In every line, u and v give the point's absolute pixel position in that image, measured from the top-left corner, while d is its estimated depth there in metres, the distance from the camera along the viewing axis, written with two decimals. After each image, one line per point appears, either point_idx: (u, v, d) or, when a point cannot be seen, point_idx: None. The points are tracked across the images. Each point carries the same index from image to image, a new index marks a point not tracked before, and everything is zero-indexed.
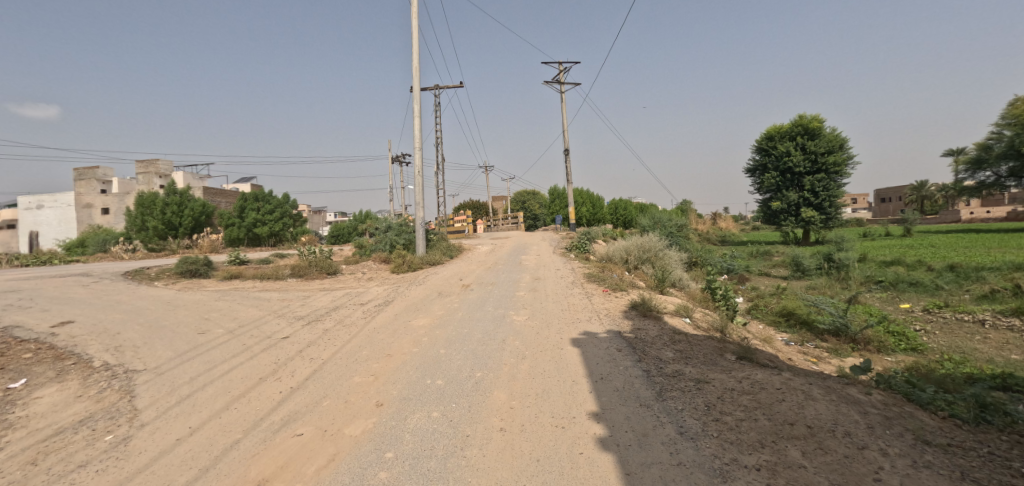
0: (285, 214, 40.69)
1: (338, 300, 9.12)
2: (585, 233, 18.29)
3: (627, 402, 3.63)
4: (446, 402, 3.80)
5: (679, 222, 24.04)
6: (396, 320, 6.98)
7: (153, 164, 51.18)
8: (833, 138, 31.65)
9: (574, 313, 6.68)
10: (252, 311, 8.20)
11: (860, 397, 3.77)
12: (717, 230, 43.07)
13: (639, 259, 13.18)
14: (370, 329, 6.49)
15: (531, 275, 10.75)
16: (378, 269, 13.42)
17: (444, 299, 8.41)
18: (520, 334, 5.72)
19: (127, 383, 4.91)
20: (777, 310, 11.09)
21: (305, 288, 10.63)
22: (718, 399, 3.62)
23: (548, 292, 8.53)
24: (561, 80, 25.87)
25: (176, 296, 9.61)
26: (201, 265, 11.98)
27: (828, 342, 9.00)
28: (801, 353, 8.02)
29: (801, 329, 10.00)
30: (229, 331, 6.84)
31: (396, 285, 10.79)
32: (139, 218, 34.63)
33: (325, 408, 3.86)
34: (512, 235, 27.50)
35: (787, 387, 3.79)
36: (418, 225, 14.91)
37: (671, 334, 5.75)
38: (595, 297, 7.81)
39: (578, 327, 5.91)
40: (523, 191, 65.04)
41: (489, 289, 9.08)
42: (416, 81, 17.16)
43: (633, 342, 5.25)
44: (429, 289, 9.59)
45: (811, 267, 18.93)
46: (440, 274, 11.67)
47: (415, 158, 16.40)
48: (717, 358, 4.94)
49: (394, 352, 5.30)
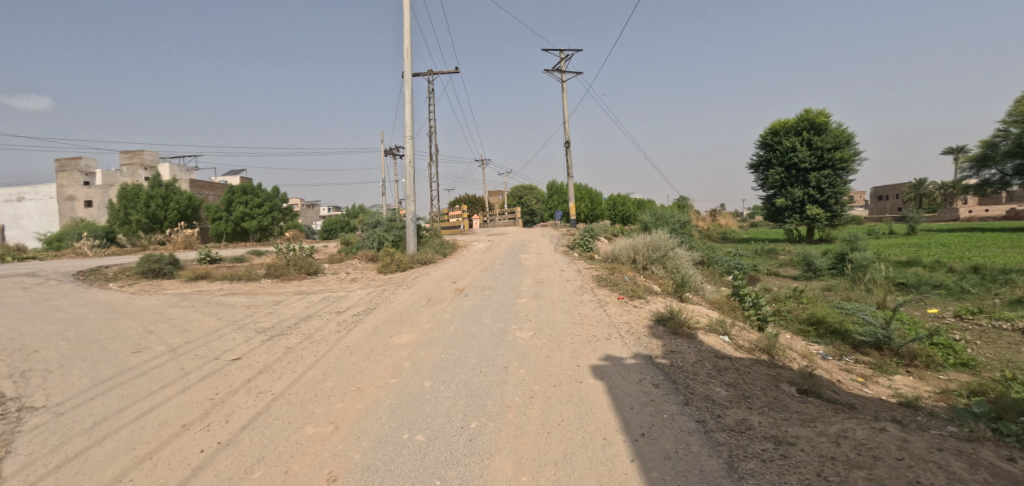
0: (274, 208, 39.20)
1: (312, 307, 7.90)
2: (585, 229, 17.09)
3: (688, 480, 2.51)
4: (425, 477, 2.65)
5: (682, 218, 22.91)
6: (374, 336, 5.81)
7: (137, 154, 49.45)
8: (840, 133, 30.64)
9: (589, 329, 5.53)
10: (209, 321, 6.99)
11: (1014, 472, 2.66)
12: (717, 227, 42.12)
13: (648, 258, 12.07)
14: (343, 349, 5.34)
15: (533, 277, 9.58)
16: (364, 269, 12.19)
17: (435, 307, 7.24)
18: (527, 359, 4.57)
19: (10, 429, 3.73)
20: (804, 317, 9.99)
21: (279, 291, 9.42)
22: (822, 479, 2.49)
23: (554, 300, 7.36)
24: (561, 69, 24.65)
25: (127, 301, 8.37)
26: (165, 264, 10.78)
27: (869, 356, 7.95)
28: (844, 372, 6.97)
29: (834, 340, 8.92)
30: (170, 351, 5.62)
31: (381, 288, 9.61)
32: (121, 210, 33.10)
33: (253, 483, 2.70)
34: (510, 231, 26.25)
35: (912, 457, 2.67)
36: (409, 221, 13.66)
37: (714, 359, 4.60)
38: (609, 307, 6.67)
39: (597, 350, 4.76)
40: (518, 186, 63.68)
41: (486, 295, 7.97)
42: (408, 67, 16.06)
43: (671, 373, 4.10)
44: (418, 295, 8.39)
45: (823, 267, 18.04)
46: (431, 275, 10.55)
47: (406, 148, 15.21)
48: (782, 397, 3.82)
49: (366, 385, 4.14)
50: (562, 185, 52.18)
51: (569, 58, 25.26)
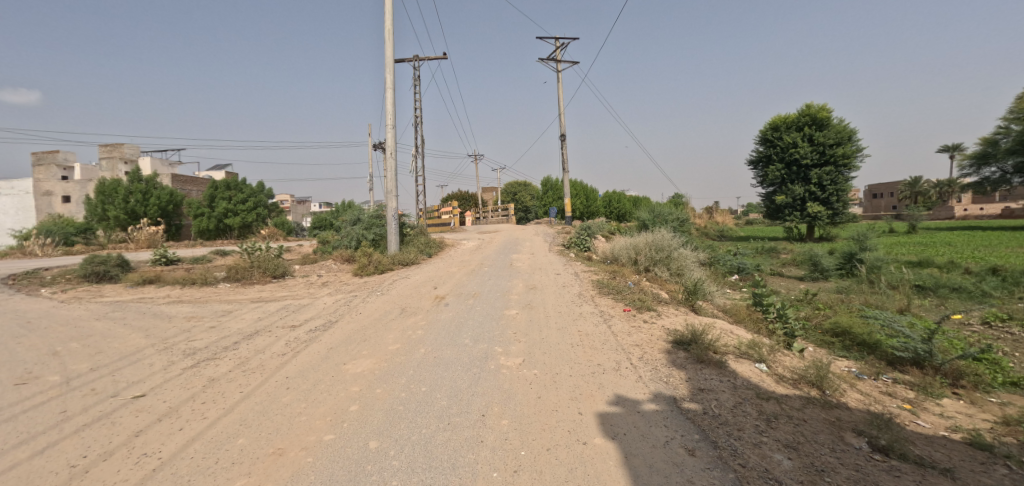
0: (258, 204, 37.89)
1: (264, 319, 6.71)
2: (582, 226, 15.97)
3: None
4: None
5: (682, 216, 21.90)
6: (324, 361, 4.65)
7: (116, 148, 47.49)
8: (842, 129, 29.74)
9: (591, 355, 4.41)
10: (133, 339, 5.81)
11: None
12: (715, 225, 41.16)
13: (651, 259, 11.00)
14: (279, 380, 4.20)
15: (523, 283, 8.45)
16: (338, 272, 10.99)
17: (406, 321, 6.09)
18: (512, 403, 3.45)
19: None
20: (825, 326, 8.99)
21: (233, 299, 8.21)
22: None
23: (548, 312, 6.23)
24: (556, 58, 23.40)
25: (49, 311, 7.14)
26: (111, 267, 9.58)
27: (908, 375, 6.95)
28: (888, 397, 5.94)
29: (862, 354, 7.92)
30: (61, 383, 4.44)
31: (352, 294, 8.44)
32: (99, 206, 31.47)
33: None
34: (501, 229, 25.06)
35: None
36: (390, 218, 12.46)
37: (757, 401, 3.51)
38: (614, 322, 5.58)
39: (604, 388, 3.66)
40: (512, 182, 62.42)
41: (469, 304, 6.86)
42: (390, 49, 14.83)
43: (708, 429, 3.00)
44: (390, 304, 7.22)
45: (832, 268, 17.15)
46: (411, 279, 9.41)
47: (388, 138, 14.00)
48: (867, 468, 2.73)
49: (288, 445, 3.00)
50: (557, 182, 50.91)
51: (565, 46, 23.98)
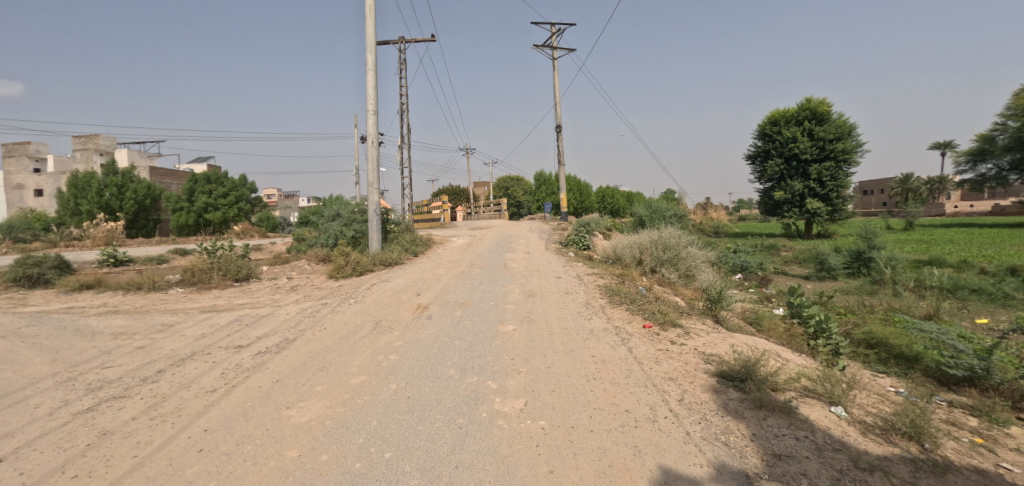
0: (241, 198, 36.34)
1: (210, 335, 5.55)
2: (579, 222, 14.84)
3: None
4: None
5: (681, 212, 20.94)
6: (264, 401, 3.54)
7: (91, 139, 45.33)
8: (843, 123, 28.88)
9: (614, 395, 3.37)
10: (33, 366, 4.61)
11: None
12: (710, 221, 40.40)
13: (657, 259, 10.02)
14: (192, 437, 3.06)
15: (521, 289, 7.35)
16: (312, 274, 9.82)
17: (378, 340, 4.96)
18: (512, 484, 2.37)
19: None
20: (856, 337, 8.02)
21: (181, 308, 7.01)
22: None
23: (551, 327, 5.18)
24: (551, 46, 22.10)
25: None
26: (47, 271, 8.32)
27: (965, 397, 5.96)
28: (961, 429, 4.90)
29: (902, 370, 6.96)
30: None
31: (322, 301, 7.30)
32: (71, 200, 29.73)
33: None
34: (494, 225, 23.88)
35: None
36: (372, 214, 11.27)
37: (860, 477, 2.48)
38: (635, 344, 4.53)
39: (644, 456, 2.59)
40: (504, 177, 61.13)
41: (455, 317, 5.76)
42: (372, 28, 13.55)
43: None
44: (362, 316, 6.07)
45: (838, 266, 16.30)
46: (391, 283, 8.29)
47: (369, 125, 12.77)
48: None
49: None
50: (551, 176, 49.79)
51: (561, 33, 22.73)
